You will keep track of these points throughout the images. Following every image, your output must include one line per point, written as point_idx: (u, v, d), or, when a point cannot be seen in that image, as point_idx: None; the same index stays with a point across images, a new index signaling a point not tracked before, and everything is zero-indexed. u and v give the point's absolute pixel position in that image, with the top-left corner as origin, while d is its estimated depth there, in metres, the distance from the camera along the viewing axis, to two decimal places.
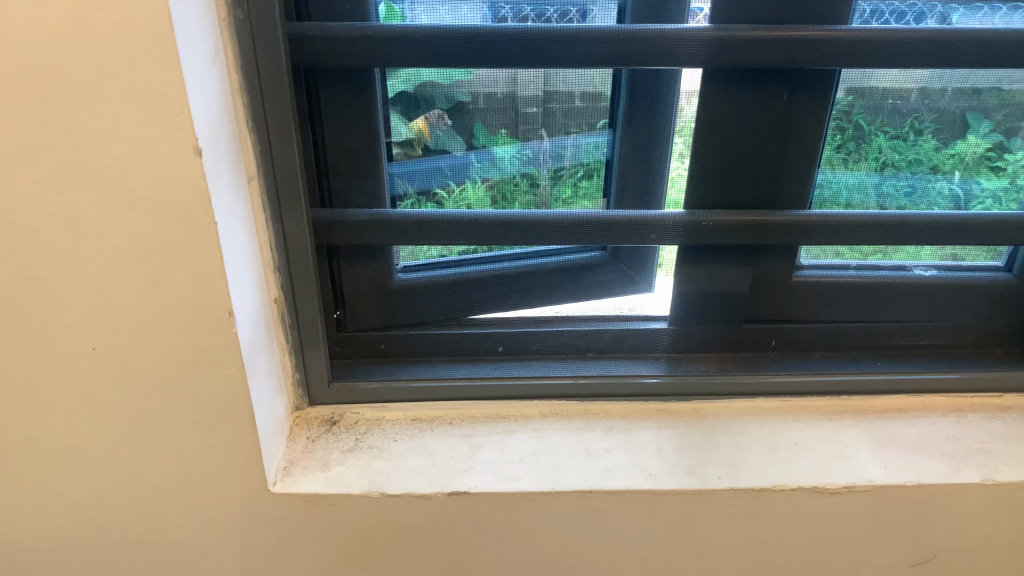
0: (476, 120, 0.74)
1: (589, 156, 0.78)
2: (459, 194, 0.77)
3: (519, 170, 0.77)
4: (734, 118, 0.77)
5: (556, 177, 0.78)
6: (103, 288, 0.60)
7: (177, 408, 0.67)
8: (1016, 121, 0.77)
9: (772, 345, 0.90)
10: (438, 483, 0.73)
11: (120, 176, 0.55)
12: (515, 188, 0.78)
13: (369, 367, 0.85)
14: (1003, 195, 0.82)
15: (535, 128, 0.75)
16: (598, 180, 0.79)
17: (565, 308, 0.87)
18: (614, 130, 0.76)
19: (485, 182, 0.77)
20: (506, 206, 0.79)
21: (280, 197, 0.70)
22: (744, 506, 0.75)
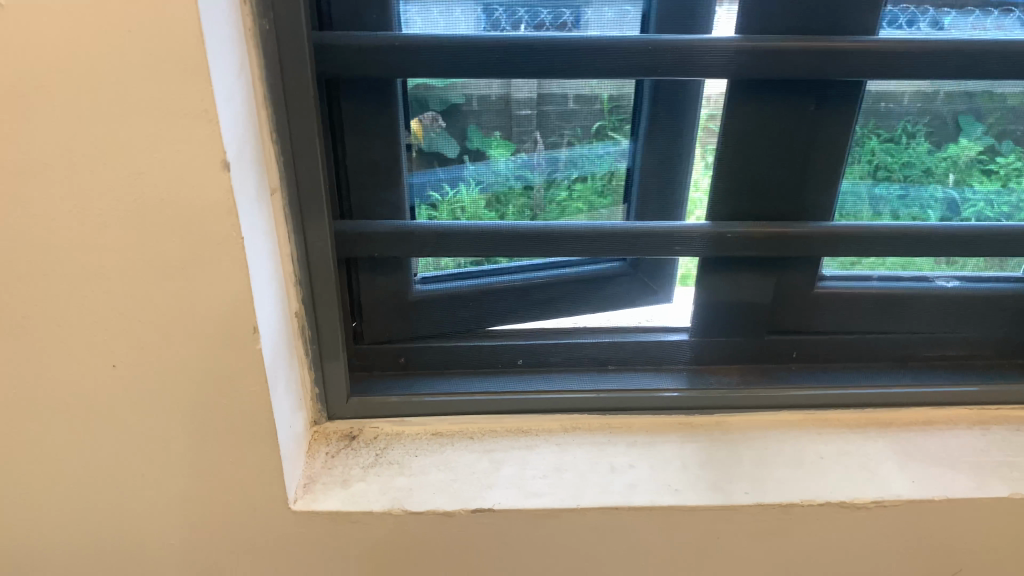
0: (471, 122, 0.74)
1: (606, 161, 0.79)
2: (452, 199, 0.77)
3: (515, 174, 0.77)
4: (757, 132, 0.76)
5: (550, 181, 0.78)
6: (124, 304, 0.58)
7: (197, 425, 0.65)
8: (1007, 124, 0.78)
9: (793, 356, 0.89)
10: (461, 499, 0.72)
11: (145, 191, 0.54)
12: (510, 192, 0.78)
13: (387, 381, 0.84)
14: (996, 198, 0.82)
15: (528, 130, 0.75)
16: (593, 182, 0.79)
17: (584, 320, 0.89)
18: (635, 138, 0.77)
19: (481, 189, 0.77)
20: (501, 209, 0.79)
21: (302, 209, 0.68)
22: (769, 521, 0.74)
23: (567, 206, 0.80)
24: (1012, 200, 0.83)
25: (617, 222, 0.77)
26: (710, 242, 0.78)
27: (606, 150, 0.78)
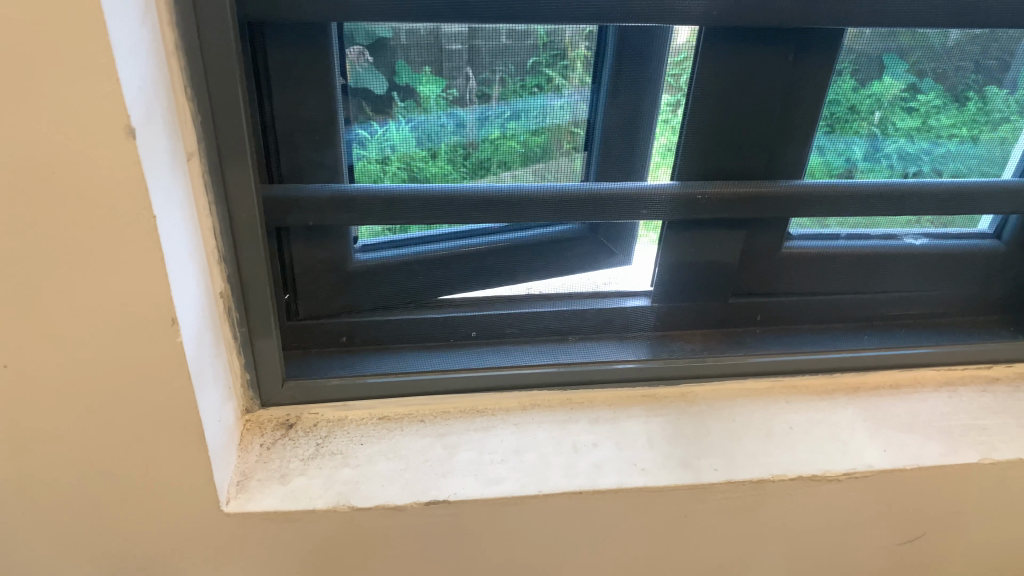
0: (397, 57, 0.61)
1: (558, 98, 0.66)
2: (382, 136, 0.65)
3: (445, 112, 0.64)
4: (742, 78, 0.70)
5: (483, 118, 0.65)
6: (15, 296, 0.49)
7: (113, 425, 0.57)
8: (930, 61, 0.68)
9: (757, 319, 0.85)
10: (414, 491, 0.66)
11: (33, 163, 0.44)
12: (441, 130, 0.65)
13: (326, 360, 0.76)
14: (915, 137, 0.74)
15: (460, 66, 0.62)
16: (526, 121, 0.66)
17: (543, 287, 0.78)
18: (597, 89, 0.66)
19: (412, 126, 0.65)
20: (433, 147, 0.66)
21: (225, 176, 0.60)
22: (741, 498, 0.70)
23: (501, 145, 0.67)
24: (934, 137, 0.74)
25: (577, 182, 0.71)
26: (672, 203, 0.74)
27: (563, 101, 0.66)
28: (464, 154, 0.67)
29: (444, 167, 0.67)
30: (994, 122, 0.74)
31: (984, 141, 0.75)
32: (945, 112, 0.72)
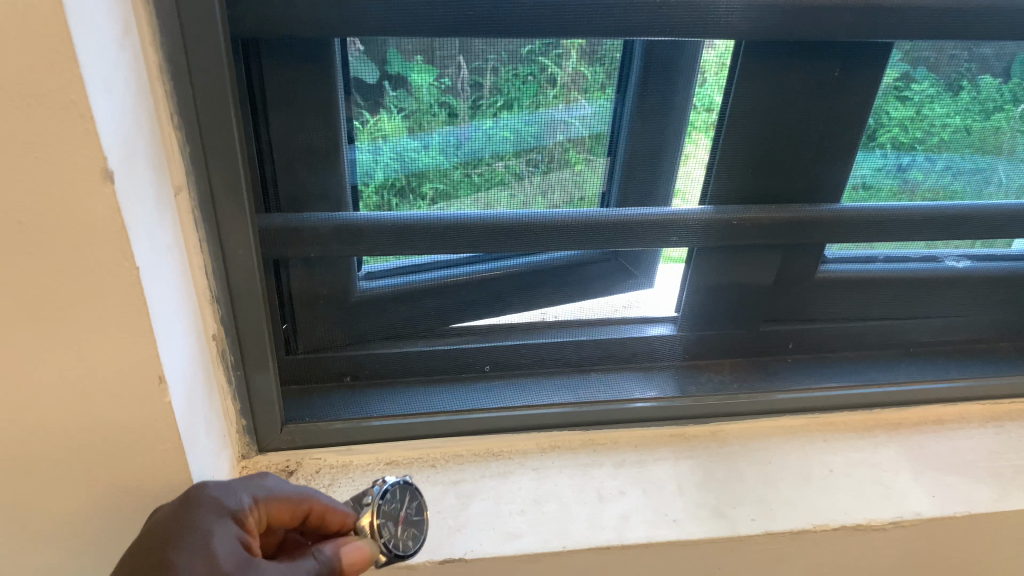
0: (388, 45, 0.53)
1: (550, 87, 0.58)
2: (375, 125, 0.57)
3: (438, 100, 0.56)
4: (777, 77, 0.62)
5: (477, 107, 0.58)
6: None
7: (94, 492, 0.51)
8: (923, 49, 0.61)
9: (789, 348, 0.79)
10: (426, 548, 0.60)
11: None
12: (433, 120, 0.57)
13: (327, 397, 0.69)
14: (907, 129, 0.66)
15: (451, 54, 0.55)
16: (519, 112, 0.59)
17: (561, 312, 0.71)
18: (621, 96, 0.60)
19: (404, 115, 0.57)
20: (426, 137, 0.58)
21: (216, 211, 0.53)
22: (779, 550, 0.65)
23: (494, 134, 0.59)
24: (930, 129, 0.66)
25: (600, 209, 0.65)
26: (706, 229, 0.68)
27: (581, 113, 0.60)
28: (456, 144, 0.59)
29: (436, 158, 0.59)
30: (987, 111, 0.66)
31: (977, 131, 0.67)
32: (939, 103, 0.64)
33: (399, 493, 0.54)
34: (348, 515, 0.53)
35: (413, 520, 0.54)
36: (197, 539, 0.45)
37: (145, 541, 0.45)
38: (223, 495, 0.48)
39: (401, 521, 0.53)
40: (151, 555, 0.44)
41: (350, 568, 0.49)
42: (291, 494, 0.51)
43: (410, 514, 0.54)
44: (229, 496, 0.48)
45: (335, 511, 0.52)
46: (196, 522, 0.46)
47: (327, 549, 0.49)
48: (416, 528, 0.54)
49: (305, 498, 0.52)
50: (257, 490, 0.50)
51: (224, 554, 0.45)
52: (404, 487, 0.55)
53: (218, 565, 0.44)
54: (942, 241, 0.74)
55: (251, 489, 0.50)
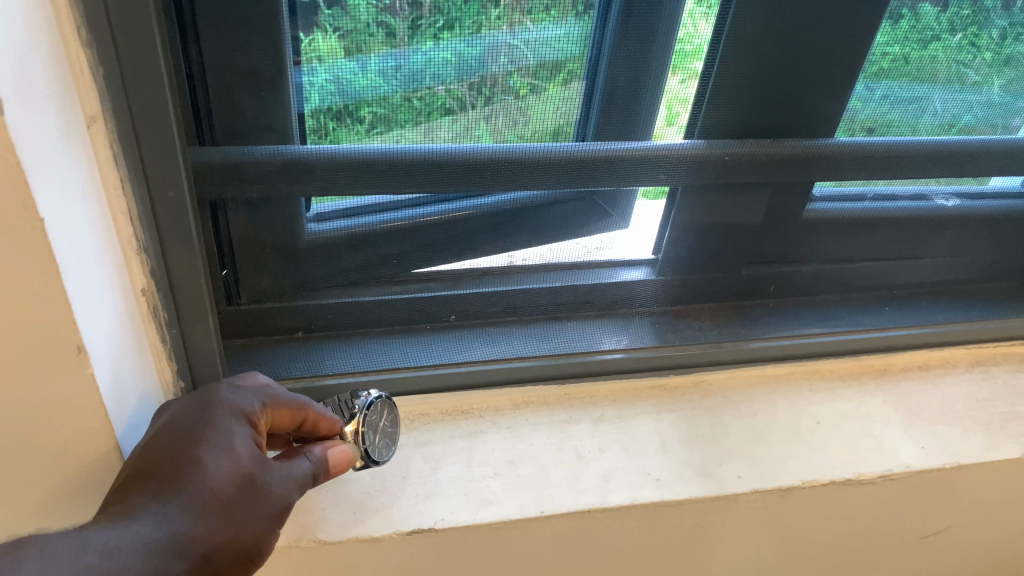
0: None
1: (493, 6, 0.49)
2: (307, 47, 0.48)
3: (376, 18, 0.48)
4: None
5: (417, 27, 0.49)
6: None
7: (8, 476, 0.43)
8: None
9: (770, 291, 0.74)
10: (392, 518, 0.55)
11: None
12: (371, 40, 0.48)
13: (277, 352, 0.62)
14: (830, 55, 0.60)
15: None
16: (461, 32, 0.49)
17: (529, 255, 0.64)
18: (603, 17, 0.52)
19: (341, 34, 0.48)
20: (364, 60, 0.49)
21: (140, 144, 0.45)
22: (766, 508, 0.61)
23: (432, 54, 0.50)
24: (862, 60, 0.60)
25: (573, 141, 0.57)
26: (690, 163, 0.62)
27: (558, 36, 0.52)
28: (395, 67, 0.50)
29: (376, 82, 0.50)
30: (924, 40, 0.59)
31: (914, 60, 0.60)
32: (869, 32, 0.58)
33: (379, 407, 0.53)
34: (336, 422, 0.51)
35: (389, 433, 0.54)
36: (218, 437, 0.42)
37: (161, 440, 0.42)
38: (235, 397, 0.45)
39: (379, 431, 0.53)
40: (171, 452, 0.41)
41: (337, 470, 0.48)
42: (293, 401, 0.48)
43: (388, 427, 0.54)
44: (240, 399, 0.46)
45: (326, 419, 0.50)
46: (214, 422, 0.43)
47: (318, 448, 0.47)
48: (390, 440, 0.54)
49: (304, 407, 0.49)
50: (262, 395, 0.47)
51: (249, 453, 0.43)
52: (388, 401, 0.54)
53: (243, 463, 0.42)
54: (935, 177, 0.69)
55: (257, 394, 0.47)
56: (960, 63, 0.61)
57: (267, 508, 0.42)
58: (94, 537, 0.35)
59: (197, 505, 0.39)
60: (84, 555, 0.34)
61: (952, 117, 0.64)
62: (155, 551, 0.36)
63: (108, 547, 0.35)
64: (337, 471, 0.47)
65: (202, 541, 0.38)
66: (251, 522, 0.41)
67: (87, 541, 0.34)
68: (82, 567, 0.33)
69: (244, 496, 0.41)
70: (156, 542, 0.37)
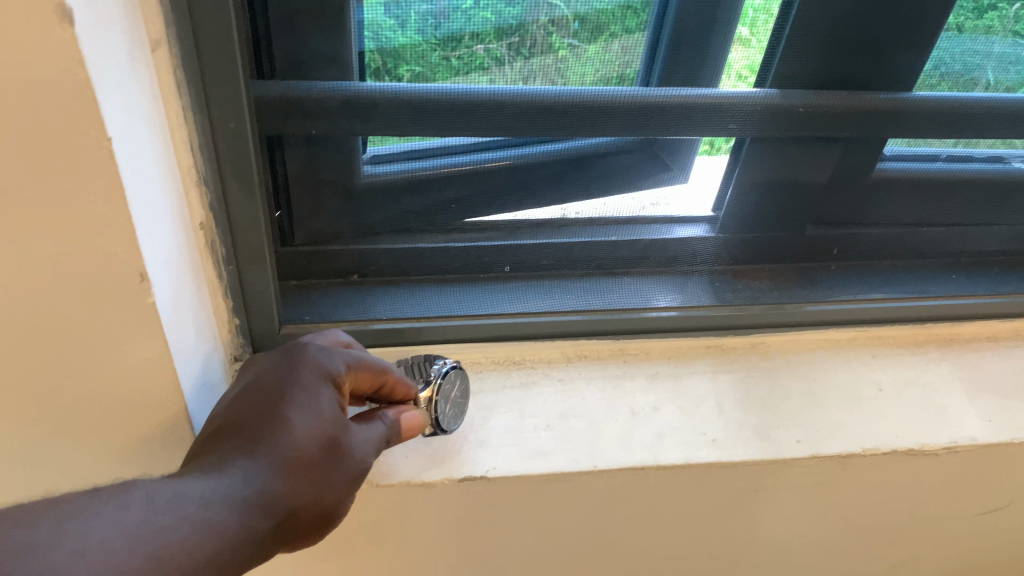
0: None
1: None
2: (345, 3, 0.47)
3: None
4: None
5: None
6: None
7: (70, 402, 0.43)
8: None
9: (833, 254, 0.71)
10: (445, 465, 0.54)
11: None
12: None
13: (330, 295, 0.61)
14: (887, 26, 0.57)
15: None
16: None
17: (583, 210, 0.62)
18: None
19: None
20: (402, 15, 0.48)
21: (203, 73, 0.43)
22: (822, 474, 0.60)
23: (472, 15, 0.49)
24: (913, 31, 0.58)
25: (633, 86, 0.55)
26: (761, 114, 0.59)
27: None
28: (434, 23, 0.49)
29: (416, 39, 0.49)
30: (980, 9, 0.57)
31: (967, 33, 0.58)
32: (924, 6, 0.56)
33: (452, 377, 0.53)
34: (413, 388, 0.50)
35: (458, 402, 0.54)
36: (303, 397, 0.42)
37: (247, 399, 0.42)
38: (321, 358, 0.45)
39: (450, 400, 0.53)
40: (256, 412, 0.41)
41: (407, 434, 0.48)
42: (375, 365, 0.47)
43: (458, 396, 0.54)
44: (327, 361, 0.45)
45: (405, 384, 0.49)
46: (300, 382, 0.43)
47: (391, 412, 0.47)
48: (459, 409, 0.54)
49: (384, 371, 0.48)
50: (347, 357, 0.46)
51: (333, 415, 0.43)
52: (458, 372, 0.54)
53: (326, 424, 0.42)
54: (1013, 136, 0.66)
55: (341, 355, 0.46)
56: (1016, 32, 0.59)
57: (345, 472, 0.42)
58: (191, 488, 0.36)
59: (282, 463, 0.39)
60: (182, 504, 0.34)
61: (1006, 89, 0.62)
62: (243, 506, 0.37)
63: (202, 499, 0.35)
64: (406, 436, 0.48)
65: (285, 499, 0.39)
66: (330, 484, 0.41)
67: (183, 491, 0.35)
68: (180, 517, 0.34)
69: (326, 458, 0.41)
70: (244, 496, 0.37)
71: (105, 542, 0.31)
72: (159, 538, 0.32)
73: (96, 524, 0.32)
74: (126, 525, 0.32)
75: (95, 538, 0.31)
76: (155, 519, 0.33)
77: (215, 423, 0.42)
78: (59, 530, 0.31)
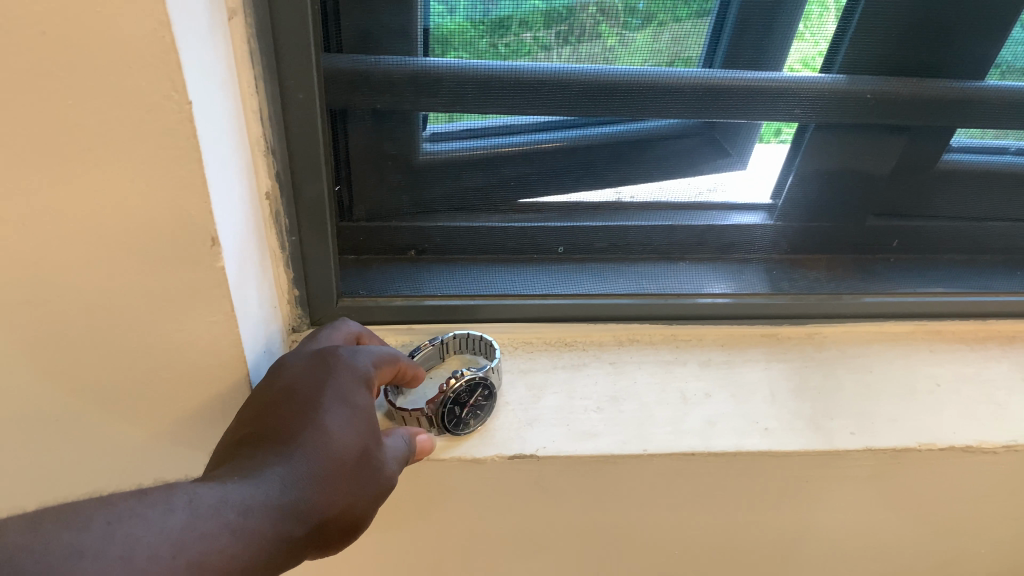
0: None
1: None
2: None
3: None
4: None
5: None
6: (11, 199, 0.36)
7: (137, 364, 0.44)
8: None
9: (893, 245, 0.70)
10: (495, 442, 0.55)
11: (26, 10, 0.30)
12: None
13: (387, 270, 0.62)
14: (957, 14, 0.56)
15: None
16: None
17: (637, 192, 0.62)
18: None
19: None
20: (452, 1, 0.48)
21: (276, 42, 0.44)
22: (876, 467, 0.59)
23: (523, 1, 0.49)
24: (979, 23, 0.57)
25: (696, 68, 0.54)
26: (827, 99, 0.58)
27: None
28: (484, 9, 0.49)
29: (466, 26, 0.50)
30: None
31: None
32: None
33: (470, 388, 0.53)
34: (420, 372, 0.52)
35: (481, 407, 0.55)
36: (339, 403, 0.43)
37: (282, 398, 0.43)
38: (353, 360, 0.46)
39: (468, 407, 0.54)
40: (291, 414, 0.42)
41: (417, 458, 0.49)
42: (392, 357, 0.49)
43: (479, 402, 0.54)
44: (361, 362, 0.46)
45: (412, 367, 0.51)
46: (339, 387, 0.44)
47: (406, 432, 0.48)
48: (482, 412, 0.55)
49: (398, 358, 0.49)
50: (372, 355, 0.47)
51: (368, 425, 0.43)
52: (497, 372, 0.56)
53: (361, 434, 0.42)
54: None
55: (365, 354, 0.47)
56: None
57: (375, 484, 0.43)
58: (231, 493, 0.36)
59: (319, 472, 0.40)
60: (223, 512, 0.35)
61: None
62: (281, 514, 0.37)
63: (243, 505, 0.36)
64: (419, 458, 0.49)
65: (319, 508, 0.39)
66: (361, 495, 0.42)
67: (225, 497, 0.36)
68: (221, 525, 0.34)
69: (359, 468, 0.42)
70: (283, 503, 0.38)
71: (151, 549, 0.32)
72: (200, 547, 0.33)
73: (142, 529, 0.32)
74: (170, 531, 0.33)
75: (141, 544, 0.31)
76: (197, 525, 0.34)
77: (248, 421, 0.42)
78: (107, 532, 0.31)
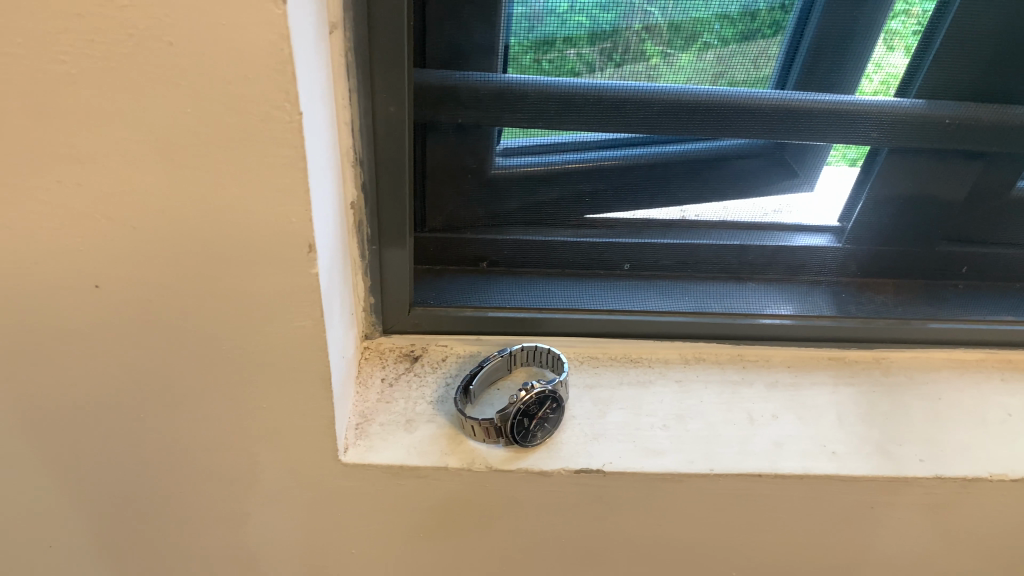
0: None
1: None
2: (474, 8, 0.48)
3: None
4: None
5: None
6: (133, 202, 0.38)
7: (227, 365, 0.46)
8: None
9: (962, 272, 0.69)
10: (561, 455, 0.55)
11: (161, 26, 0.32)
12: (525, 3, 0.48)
13: (458, 280, 0.63)
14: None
15: None
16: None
17: (703, 211, 0.62)
18: None
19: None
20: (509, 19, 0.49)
21: (371, 57, 0.45)
22: (944, 496, 0.58)
23: (568, 19, 0.50)
24: None
25: (772, 89, 0.55)
26: (903, 123, 0.58)
27: None
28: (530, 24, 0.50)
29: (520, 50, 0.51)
30: None
31: None
32: None
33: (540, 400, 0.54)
34: None
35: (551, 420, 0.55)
36: None
37: None
38: None
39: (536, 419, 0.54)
40: None
41: None
42: None
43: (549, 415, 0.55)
44: None
45: None
46: None
47: None
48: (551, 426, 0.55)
49: None
50: None
51: None
52: (565, 387, 0.57)
53: None
54: None
55: None
56: None
57: None
58: None
59: None
60: None
61: None
62: None
63: None
64: None
65: None
66: None
67: None
68: None
69: None
70: None
71: None
72: None
73: None
74: None
75: None
76: None
77: None
78: None
